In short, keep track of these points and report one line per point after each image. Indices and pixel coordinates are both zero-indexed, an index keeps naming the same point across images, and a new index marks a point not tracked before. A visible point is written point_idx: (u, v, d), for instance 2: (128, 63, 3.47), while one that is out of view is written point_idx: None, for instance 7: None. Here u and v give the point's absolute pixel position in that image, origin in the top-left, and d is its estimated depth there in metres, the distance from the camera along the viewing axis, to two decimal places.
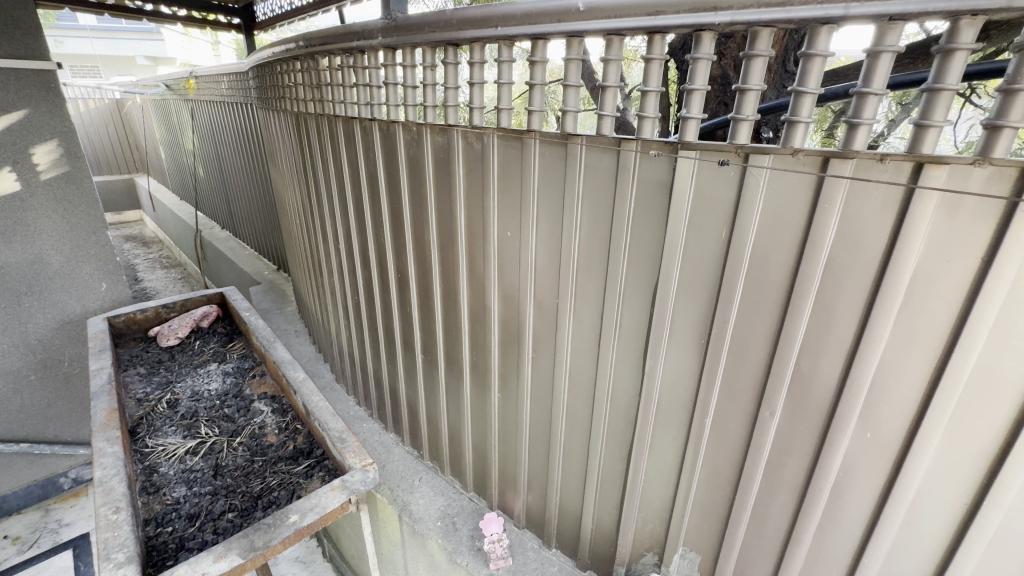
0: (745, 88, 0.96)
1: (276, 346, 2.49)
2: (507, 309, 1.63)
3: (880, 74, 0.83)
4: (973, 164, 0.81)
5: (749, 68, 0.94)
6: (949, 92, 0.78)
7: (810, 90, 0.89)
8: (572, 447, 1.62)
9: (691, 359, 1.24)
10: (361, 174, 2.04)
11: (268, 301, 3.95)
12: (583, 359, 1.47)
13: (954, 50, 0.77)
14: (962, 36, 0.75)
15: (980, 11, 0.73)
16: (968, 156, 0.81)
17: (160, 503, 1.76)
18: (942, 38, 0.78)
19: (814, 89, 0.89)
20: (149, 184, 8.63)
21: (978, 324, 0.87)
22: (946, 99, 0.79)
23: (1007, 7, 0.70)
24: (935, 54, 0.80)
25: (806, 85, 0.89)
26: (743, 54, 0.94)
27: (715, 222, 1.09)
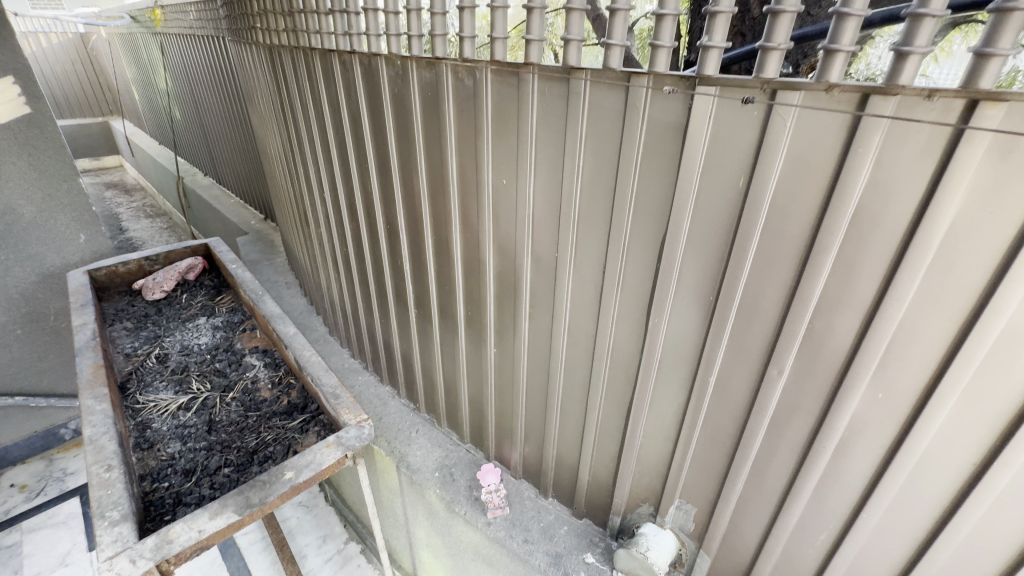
0: (778, 10, 0.82)
1: (265, 300, 2.41)
2: (503, 262, 1.54)
3: None
4: None
5: None
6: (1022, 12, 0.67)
7: (855, 12, 0.77)
8: (571, 401, 1.60)
9: (698, 316, 1.18)
10: (343, 115, 1.88)
11: (256, 251, 3.83)
12: (583, 315, 1.41)
13: None
14: None
15: None
16: None
17: (155, 458, 1.75)
18: None
19: (861, 10, 0.77)
20: (125, 128, 8.19)
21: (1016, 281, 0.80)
22: (1017, 21, 0.67)
23: None
24: None
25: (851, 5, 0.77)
26: None
27: (733, 168, 0.99)
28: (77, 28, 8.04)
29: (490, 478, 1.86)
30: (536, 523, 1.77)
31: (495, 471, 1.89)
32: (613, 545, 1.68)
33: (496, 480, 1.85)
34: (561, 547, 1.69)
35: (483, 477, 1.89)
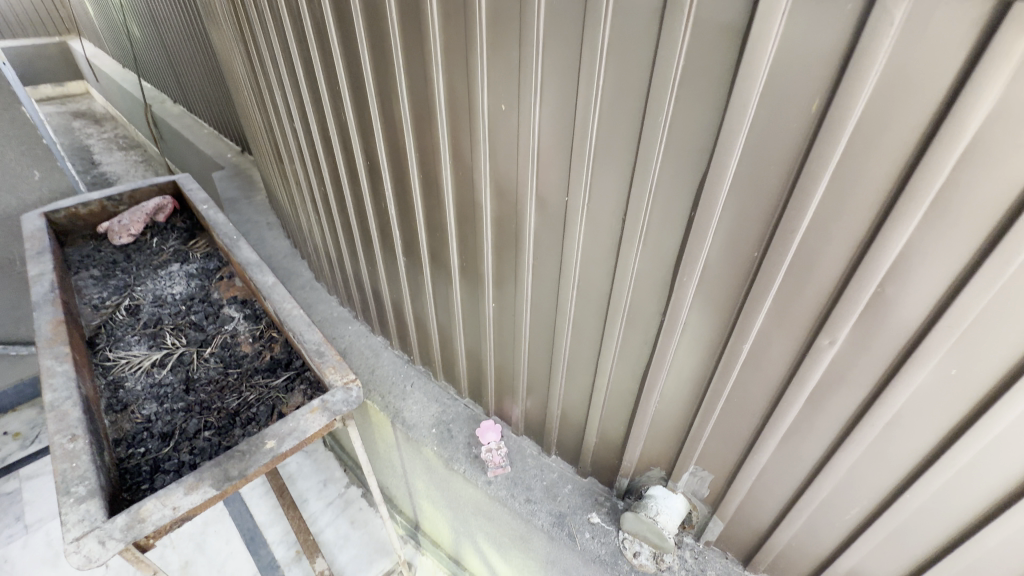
0: None
1: (240, 245, 2.20)
2: (502, 207, 1.32)
3: None
4: None
5: None
6: None
7: None
8: (578, 360, 1.45)
9: (736, 275, 0.98)
10: (307, 24, 1.56)
11: (234, 188, 3.54)
12: (596, 269, 1.21)
13: None
14: None
15: None
16: None
17: (129, 421, 1.62)
18: None
19: None
20: (85, 48, 7.47)
21: None
22: None
23: None
24: None
25: None
26: None
27: (805, 87, 0.75)
28: None
29: (489, 436, 1.76)
30: (539, 482, 1.69)
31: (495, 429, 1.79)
32: (619, 505, 1.60)
33: (496, 438, 1.76)
34: (565, 506, 1.62)
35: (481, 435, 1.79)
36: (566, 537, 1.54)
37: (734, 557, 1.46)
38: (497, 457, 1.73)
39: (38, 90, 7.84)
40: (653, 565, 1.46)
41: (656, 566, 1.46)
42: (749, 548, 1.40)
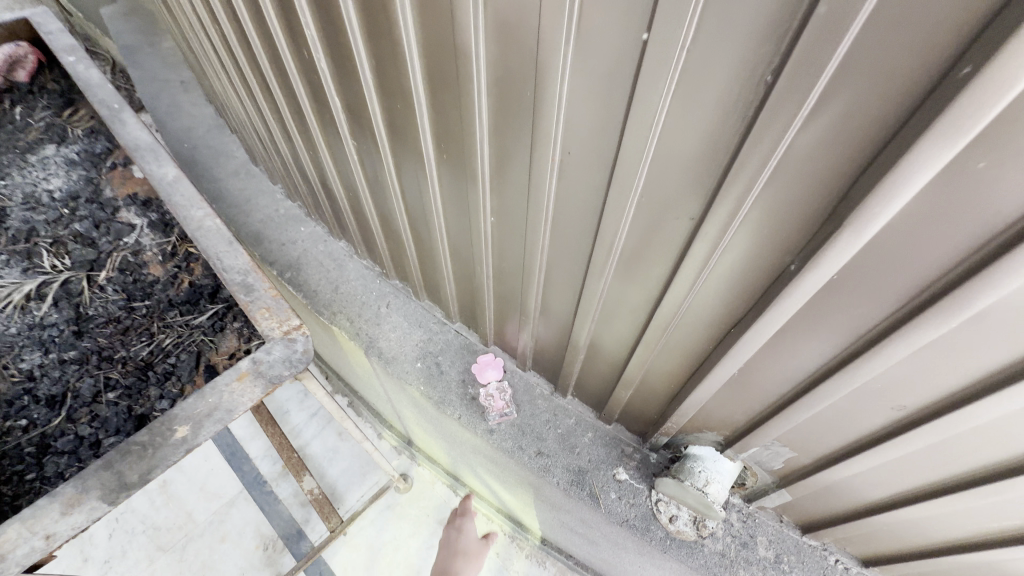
0: None
1: (126, 119, 1.55)
2: (504, 59, 0.73)
3: None
4: None
5: None
6: None
7: None
8: (621, 304, 0.98)
9: (997, 207, 0.49)
10: None
11: (129, 30, 2.64)
12: (673, 179, 0.69)
13: None
14: None
15: None
16: None
17: (4, 381, 1.20)
18: None
19: None
20: None
21: None
22: None
23: None
24: None
25: None
26: None
27: None
28: None
29: (489, 376, 1.41)
30: (553, 431, 1.37)
31: (496, 364, 1.42)
32: (652, 458, 1.31)
33: (497, 379, 1.41)
34: (586, 461, 1.32)
35: (478, 373, 1.43)
36: (588, 498, 1.28)
37: (790, 523, 1.21)
38: (499, 401, 1.39)
39: None
40: (692, 532, 1.22)
41: (696, 532, 1.22)
42: (816, 521, 1.14)
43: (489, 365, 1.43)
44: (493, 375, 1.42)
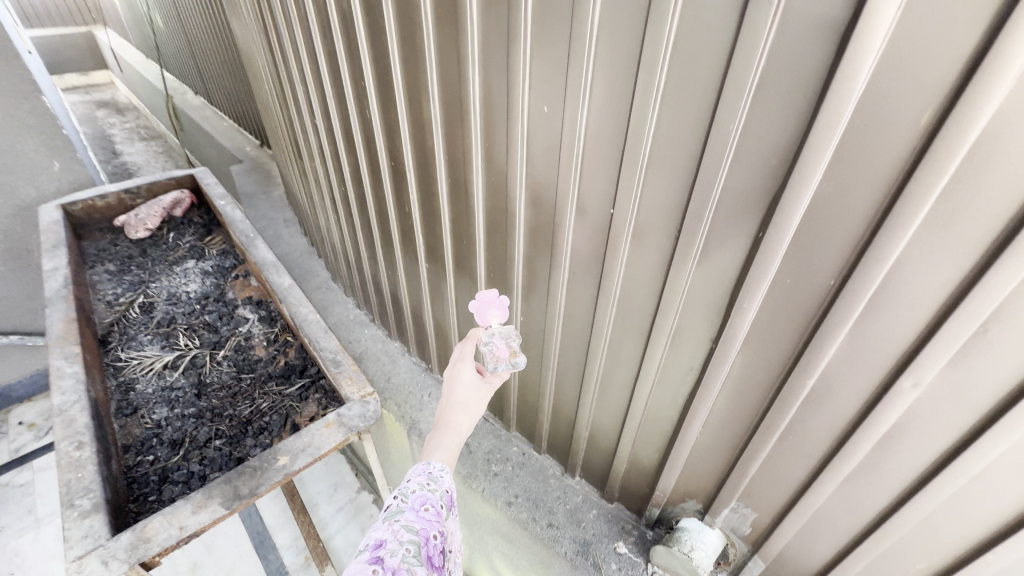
0: None
1: (257, 243, 2.13)
2: (536, 217, 1.22)
3: None
4: None
5: None
6: None
7: None
8: (614, 383, 1.33)
9: (802, 308, 0.88)
10: (333, 22, 1.48)
11: (252, 183, 3.47)
12: (636, 289, 1.12)
13: None
14: None
15: None
16: None
17: (139, 427, 1.57)
18: None
19: None
20: (112, 42, 7.63)
21: None
22: None
23: None
24: None
25: None
26: None
27: (908, 103, 0.64)
28: None
29: (491, 316, 1.09)
30: (563, 505, 1.60)
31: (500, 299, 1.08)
32: (648, 534, 1.51)
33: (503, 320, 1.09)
34: (590, 534, 1.52)
35: (478, 313, 1.11)
36: (591, 567, 1.45)
37: None
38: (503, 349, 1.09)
39: (64, 79, 8.02)
40: None
41: None
42: None
43: (490, 302, 1.09)
44: (496, 316, 1.10)
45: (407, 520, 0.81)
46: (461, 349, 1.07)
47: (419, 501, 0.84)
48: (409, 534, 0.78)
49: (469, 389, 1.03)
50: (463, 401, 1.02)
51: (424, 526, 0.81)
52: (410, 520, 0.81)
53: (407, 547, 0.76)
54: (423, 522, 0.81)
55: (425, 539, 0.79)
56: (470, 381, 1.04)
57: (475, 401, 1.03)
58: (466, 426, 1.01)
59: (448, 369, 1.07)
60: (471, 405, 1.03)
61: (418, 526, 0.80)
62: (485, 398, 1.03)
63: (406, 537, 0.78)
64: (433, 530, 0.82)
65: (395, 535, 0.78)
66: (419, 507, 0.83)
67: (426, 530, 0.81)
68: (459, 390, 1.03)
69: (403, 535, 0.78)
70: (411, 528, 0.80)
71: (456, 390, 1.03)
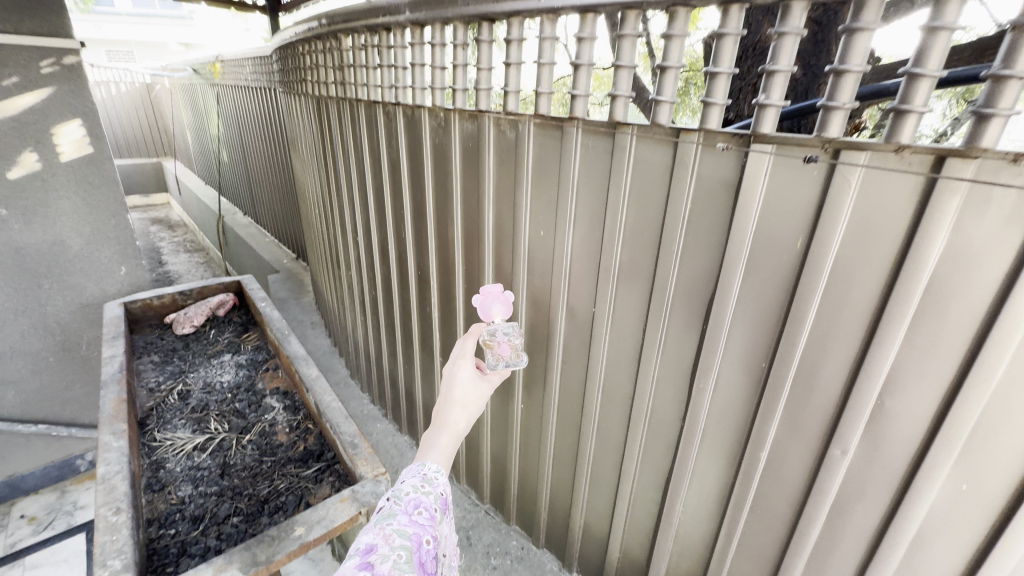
0: (829, 106, 0.80)
1: (290, 339, 2.40)
2: (536, 314, 1.50)
3: (1009, 95, 0.68)
4: None
5: (837, 84, 0.79)
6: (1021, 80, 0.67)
7: (915, 109, 0.74)
8: (604, 466, 1.47)
9: (747, 386, 1.09)
10: (383, 166, 1.91)
11: (286, 290, 3.87)
12: (618, 375, 1.33)
13: (1010, 78, 0.67)
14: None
15: None
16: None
17: (164, 502, 1.69)
18: (999, 61, 0.68)
19: (921, 107, 0.74)
20: (177, 170, 8.82)
21: None
22: (1016, 89, 0.67)
23: None
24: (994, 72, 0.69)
25: (910, 103, 0.74)
26: (830, 69, 0.79)
27: (787, 232, 0.93)
28: (144, 78, 8.93)
29: (495, 312, 1.22)
30: None
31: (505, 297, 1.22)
32: None
33: (503, 316, 1.23)
34: None
35: (482, 308, 1.22)
36: None
37: None
38: (503, 347, 1.22)
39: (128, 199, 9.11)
40: None
41: None
42: None
43: (494, 297, 1.22)
44: (499, 312, 1.23)
45: (400, 524, 0.76)
46: (463, 344, 1.08)
47: (412, 504, 0.80)
48: (401, 539, 0.74)
49: (472, 385, 1.01)
50: (461, 399, 0.99)
51: (417, 530, 0.77)
52: (402, 524, 0.76)
53: (399, 553, 0.72)
54: (416, 527, 0.77)
55: (417, 545, 0.75)
56: (471, 376, 1.03)
57: (476, 398, 1.01)
58: (463, 425, 0.97)
59: (448, 364, 1.06)
60: (472, 401, 1.01)
61: (411, 531, 0.76)
62: (485, 395, 1.02)
63: (398, 543, 0.73)
64: (426, 535, 0.77)
65: (387, 540, 0.73)
66: (413, 511, 0.79)
67: (419, 535, 0.76)
68: (459, 386, 1.01)
69: (394, 540, 0.74)
70: (403, 533, 0.75)
71: (457, 385, 1.00)
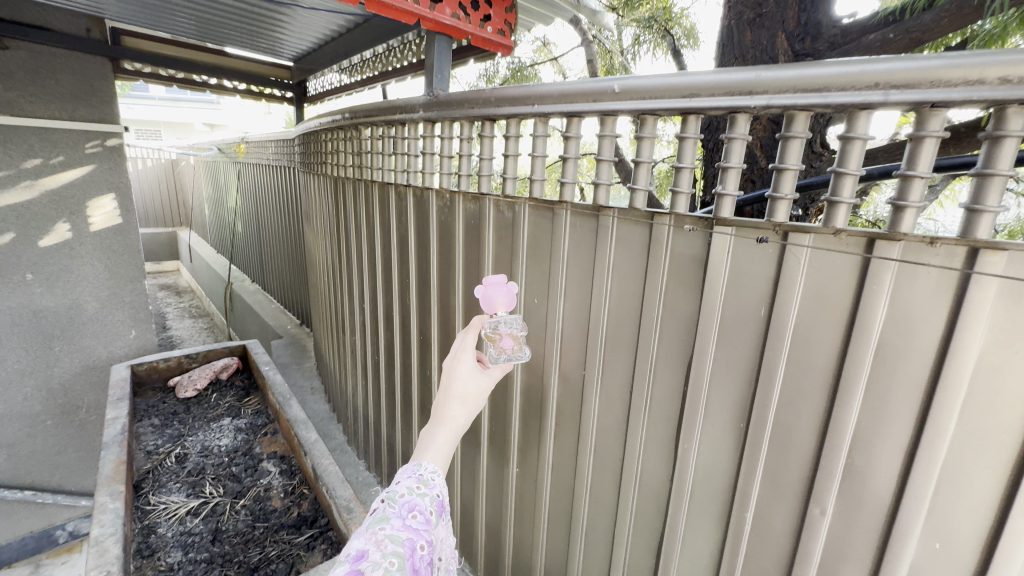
0: (775, 197, 0.96)
1: (292, 403, 2.44)
2: (531, 377, 1.59)
3: (916, 191, 0.82)
4: (991, 249, 0.78)
5: (779, 179, 0.95)
6: (922, 179, 0.82)
7: (844, 200, 0.89)
8: (597, 532, 1.47)
9: (729, 446, 1.15)
10: (392, 238, 2.08)
11: (288, 355, 3.94)
12: (608, 437, 1.39)
13: (912, 177, 0.82)
14: (921, 165, 0.81)
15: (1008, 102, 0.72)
16: (953, 237, 0.81)
17: (153, 568, 1.66)
18: (903, 164, 0.84)
19: (848, 199, 0.88)
20: (191, 239, 9.21)
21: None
22: (919, 186, 0.82)
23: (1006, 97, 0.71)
24: (900, 173, 0.85)
25: (839, 195, 0.89)
26: (773, 167, 0.95)
27: (752, 301, 1.05)
28: (171, 156, 9.62)
29: (498, 304, 1.16)
30: None
31: (508, 289, 1.15)
32: None
33: (507, 308, 1.17)
34: None
35: (485, 299, 1.17)
36: None
37: None
38: (506, 340, 1.21)
39: None
40: None
41: None
42: None
43: (498, 288, 1.16)
44: (502, 304, 1.16)
45: (393, 529, 0.78)
46: (464, 338, 1.07)
47: (406, 507, 0.82)
48: (393, 545, 0.76)
49: (472, 380, 1.01)
50: (461, 394, 0.99)
51: (410, 535, 0.78)
52: (396, 529, 0.78)
53: (390, 561, 0.74)
54: (408, 532, 0.79)
55: (410, 551, 0.76)
56: (472, 372, 1.03)
57: (475, 393, 1.01)
58: (462, 420, 0.98)
59: (448, 358, 1.06)
60: (472, 395, 1.00)
61: (404, 536, 0.78)
62: (485, 390, 1.01)
63: (390, 549, 0.75)
64: (419, 541, 0.79)
65: (379, 546, 0.75)
66: (407, 514, 0.81)
67: (411, 541, 0.78)
68: (459, 381, 1.01)
69: (387, 546, 0.76)
70: (396, 539, 0.77)
71: (456, 380, 1.01)
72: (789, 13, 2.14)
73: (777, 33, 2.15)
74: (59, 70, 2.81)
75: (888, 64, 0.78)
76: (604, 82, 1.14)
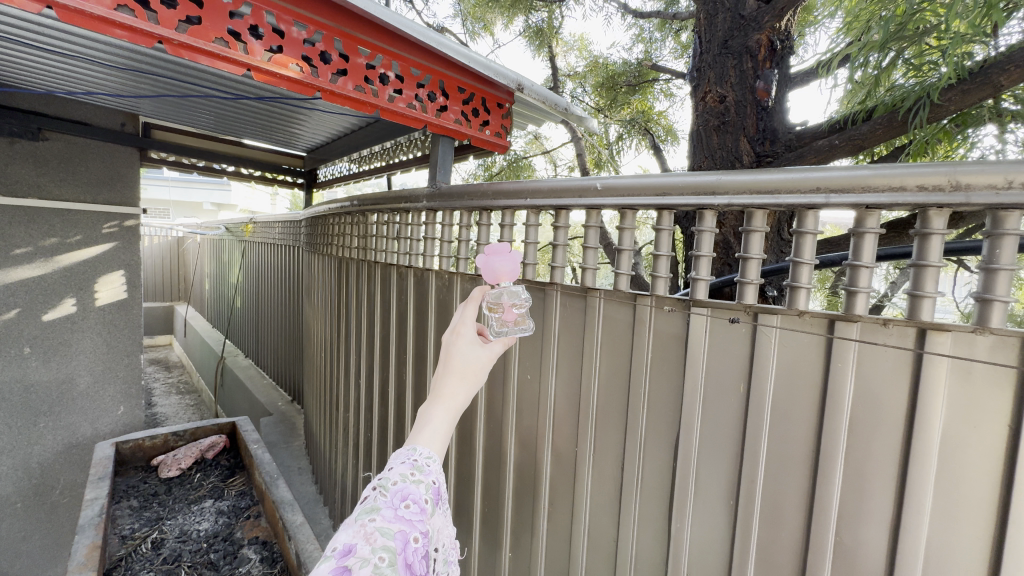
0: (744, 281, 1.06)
1: (278, 483, 2.37)
2: (524, 454, 1.60)
3: (864, 277, 0.93)
4: (935, 330, 0.87)
5: (745, 266, 1.06)
6: (867, 268, 0.93)
7: (802, 285, 0.99)
8: None
9: (721, 525, 1.15)
10: (391, 315, 2.17)
11: (277, 433, 3.85)
12: (602, 516, 1.37)
13: (859, 267, 0.93)
14: (864, 256, 0.93)
15: (928, 206, 0.85)
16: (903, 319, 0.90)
17: None
18: (850, 255, 0.95)
19: (806, 284, 0.99)
20: (188, 313, 9.27)
21: (995, 494, 0.84)
22: (866, 274, 0.93)
23: (925, 202, 0.84)
24: (849, 263, 0.95)
25: (798, 281, 0.99)
26: (738, 255, 1.07)
27: (731, 377, 1.12)
28: (179, 234, 9.97)
29: (501, 272, 1.09)
30: None
31: (512, 257, 1.08)
32: None
33: (510, 276, 1.10)
34: None
35: (487, 266, 1.09)
36: None
37: None
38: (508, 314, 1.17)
39: None
40: None
41: None
42: None
43: (500, 256, 1.09)
44: (505, 272, 1.09)
45: (384, 521, 0.73)
46: (463, 310, 1.00)
47: (399, 496, 0.77)
48: (383, 539, 0.71)
49: (472, 355, 0.94)
50: (461, 369, 0.93)
51: (402, 528, 0.74)
52: (387, 521, 0.74)
53: (381, 556, 0.69)
54: (401, 523, 0.75)
55: (402, 545, 0.72)
56: (472, 345, 0.95)
57: (476, 367, 0.94)
58: (460, 398, 0.92)
59: (447, 332, 0.98)
60: (471, 368, 0.94)
61: (396, 528, 0.73)
62: (486, 364, 0.95)
63: (380, 544, 0.71)
64: (413, 533, 0.75)
65: (368, 540, 0.71)
66: (399, 505, 0.76)
67: (405, 533, 0.74)
68: (459, 355, 0.94)
69: (375, 539, 0.71)
70: (386, 532, 0.72)
71: (456, 354, 0.94)
72: (748, 121, 2.44)
73: (739, 137, 2.43)
74: (90, 158, 3.06)
75: (826, 174, 0.92)
76: (588, 180, 1.29)
